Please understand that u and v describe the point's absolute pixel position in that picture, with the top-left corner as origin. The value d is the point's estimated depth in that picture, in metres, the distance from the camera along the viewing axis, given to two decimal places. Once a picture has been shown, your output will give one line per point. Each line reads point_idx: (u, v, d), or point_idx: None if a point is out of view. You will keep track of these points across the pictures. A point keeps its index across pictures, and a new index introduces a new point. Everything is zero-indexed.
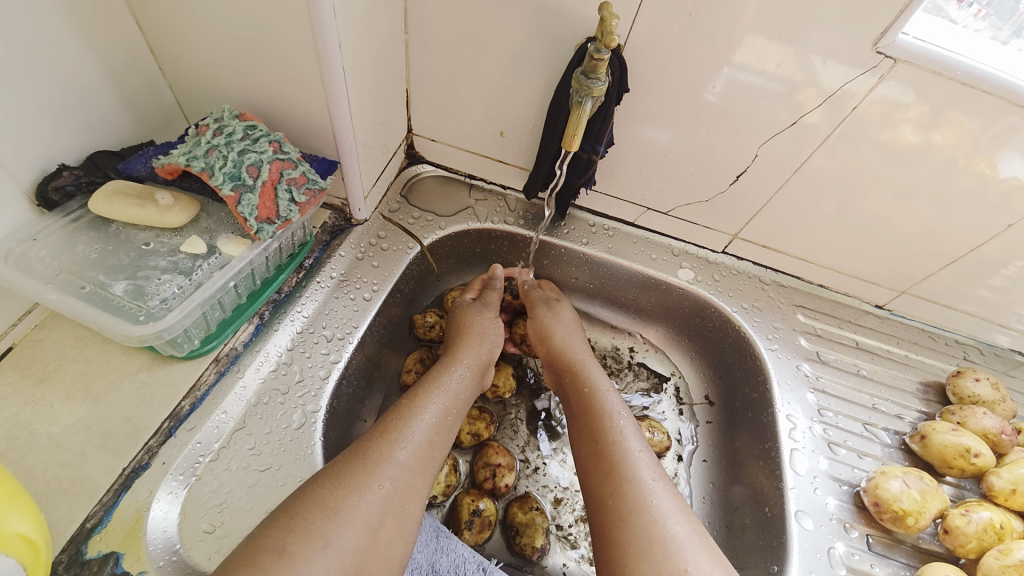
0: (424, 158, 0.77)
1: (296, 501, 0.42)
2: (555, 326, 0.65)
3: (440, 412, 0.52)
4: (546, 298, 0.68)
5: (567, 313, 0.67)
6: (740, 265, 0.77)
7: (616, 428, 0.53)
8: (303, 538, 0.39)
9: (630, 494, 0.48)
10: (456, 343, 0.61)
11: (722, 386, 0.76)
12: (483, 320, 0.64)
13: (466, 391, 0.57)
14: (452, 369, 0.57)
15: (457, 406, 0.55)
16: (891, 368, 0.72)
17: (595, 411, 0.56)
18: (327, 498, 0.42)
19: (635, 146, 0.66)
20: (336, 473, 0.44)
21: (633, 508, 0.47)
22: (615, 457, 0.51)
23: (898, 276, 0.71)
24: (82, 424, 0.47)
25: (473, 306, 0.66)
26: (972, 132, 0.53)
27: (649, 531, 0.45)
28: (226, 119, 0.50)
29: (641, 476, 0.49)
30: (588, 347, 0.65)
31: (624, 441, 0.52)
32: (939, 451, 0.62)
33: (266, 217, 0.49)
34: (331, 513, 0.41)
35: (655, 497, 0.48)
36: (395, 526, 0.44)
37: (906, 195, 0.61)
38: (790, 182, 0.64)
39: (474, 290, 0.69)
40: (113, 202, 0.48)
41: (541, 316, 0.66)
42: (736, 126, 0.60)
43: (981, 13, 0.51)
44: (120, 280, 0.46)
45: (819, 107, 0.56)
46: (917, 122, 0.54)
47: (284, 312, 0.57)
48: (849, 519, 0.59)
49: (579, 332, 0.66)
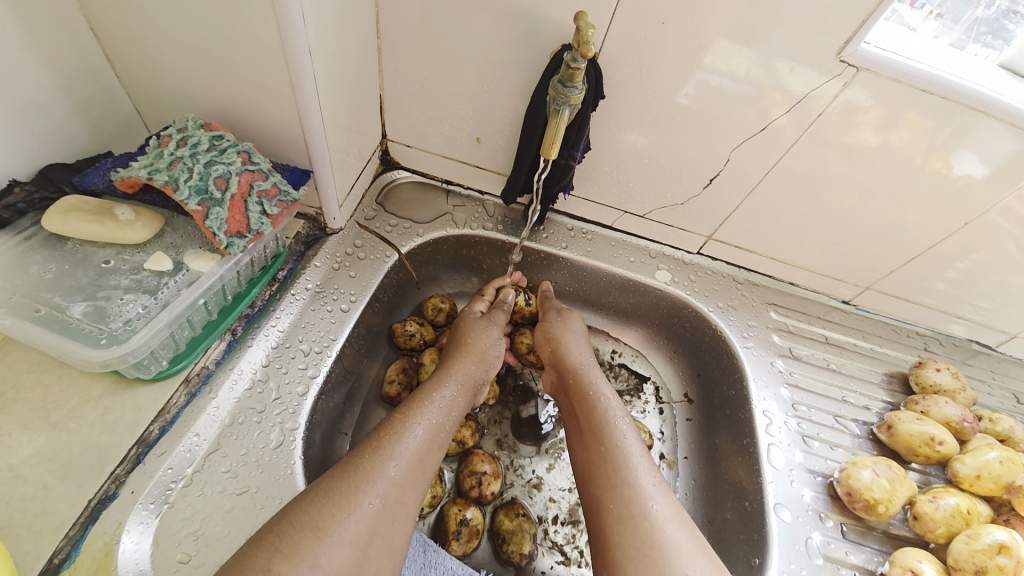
0: (400, 164, 0.75)
1: (284, 520, 0.40)
2: (564, 331, 0.66)
3: (431, 429, 0.52)
4: (558, 306, 0.70)
5: (576, 321, 0.68)
6: (714, 265, 0.79)
7: (618, 433, 0.54)
8: (291, 558, 0.38)
9: (631, 498, 0.49)
10: (454, 357, 0.61)
11: (701, 384, 0.77)
12: (486, 338, 0.64)
13: (458, 408, 0.56)
14: (445, 382, 0.57)
15: (449, 423, 0.54)
16: (858, 361, 0.75)
17: (598, 415, 0.56)
18: (316, 517, 0.41)
19: (610, 151, 0.67)
20: (327, 492, 0.43)
21: (634, 512, 0.48)
22: (617, 462, 0.52)
23: (863, 273, 0.74)
24: (43, 454, 0.44)
25: (479, 321, 0.66)
26: (931, 136, 0.56)
27: (649, 534, 0.46)
28: (190, 128, 0.48)
29: (642, 481, 0.50)
30: (590, 352, 0.66)
31: (626, 447, 0.53)
32: (905, 440, 0.65)
33: (236, 231, 0.47)
34: (320, 533, 0.40)
35: (655, 502, 0.49)
36: (384, 548, 0.43)
37: (868, 195, 0.64)
38: (761, 184, 0.66)
39: (481, 304, 0.70)
40: (68, 218, 0.45)
41: (552, 321, 0.68)
42: (710, 130, 0.61)
43: (932, 14, 0.54)
44: (78, 302, 0.43)
45: (788, 111, 0.57)
46: (876, 125, 0.56)
47: (257, 327, 0.55)
48: (823, 510, 0.61)
49: (584, 339, 0.67)
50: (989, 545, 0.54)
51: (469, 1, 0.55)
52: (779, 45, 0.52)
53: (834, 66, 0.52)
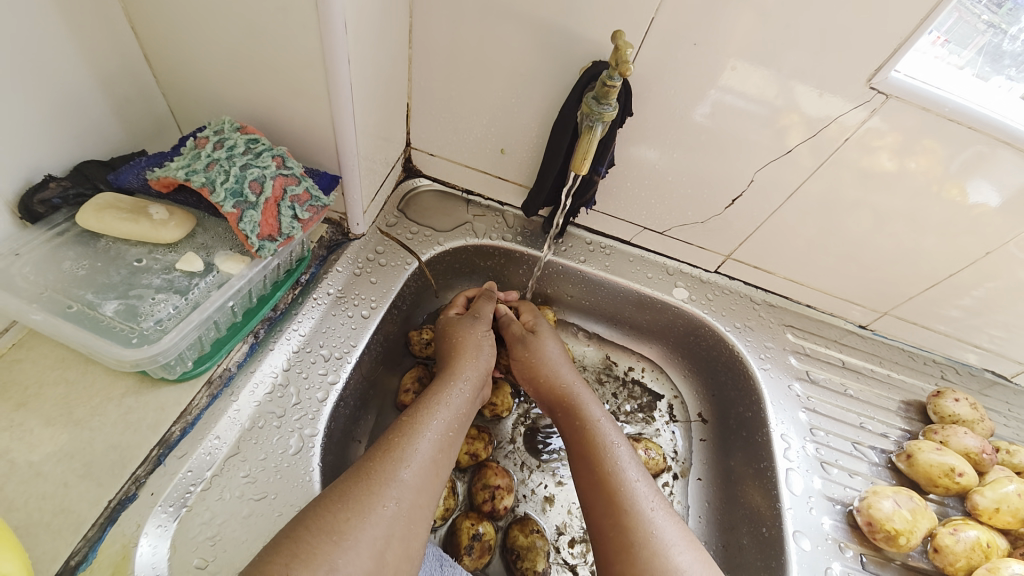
0: (421, 172, 0.76)
1: (300, 525, 0.40)
2: (538, 364, 0.64)
3: (442, 430, 0.51)
4: (522, 335, 0.66)
5: (549, 346, 0.65)
6: (731, 284, 0.78)
7: (613, 458, 0.53)
8: (308, 565, 0.37)
9: (631, 525, 0.48)
10: (455, 358, 0.60)
11: (715, 404, 0.77)
12: (476, 333, 0.63)
13: (467, 403, 0.56)
14: (452, 382, 0.56)
15: (458, 422, 0.53)
16: (875, 387, 0.74)
17: (590, 441, 0.55)
18: (333, 522, 0.40)
19: (631, 168, 0.67)
20: (340, 497, 0.42)
21: (636, 540, 0.47)
22: (614, 488, 0.51)
23: (882, 298, 0.74)
24: (64, 452, 0.43)
25: (466, 320, 0.65)
26: (943, 158, 0.56)
27: (651, 563, 0.45)
28: (227, 131, 0.49)
29: (641, 506, 0.49)
30: (577, 375, 0.64)
31: (622, 472, 0.52)
32: (925, 470, 0.64)
33: (268, 235, 0.47)
34: (335, 538, 0.39)
35: (657, 527, 0.48)
36: (403, 547, 0.43)
37: (885, 220, 0.64)
38: (784, 207, 0.66)
39: (457, 307, 0.68)
40: (103, 216, 0.45)
41: (524, 356, 0.65)
42: (736, 151, 0.61)
43: (937, 41, 0.53)
44: (111, 300, 0.43)
45: (805, 140, 0.58)
46: (891, 148, 0.56)
47: (279, 330, 0.55)
48: (844, 539, 0.60)
49: (565, 358, 0.65)
50: None
51: (503, 16, 0.55)
52: (810, 70, 0.53)
53: (863, 92, 0.53)
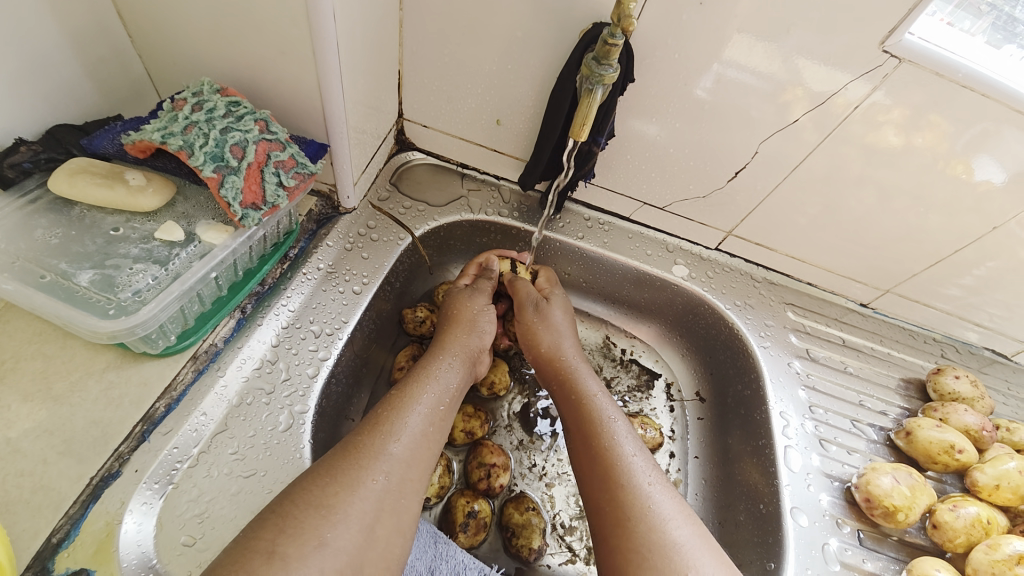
0: (414, 145, 0.73)
1: (287, 501, 0.39)
2: (543, 330, 0.63)
3: (431, 402, 0.50)
4: (535, 299, 0.65)
5: (557, 315, 0.64)
6: (732, 262, 0.76)
7: (610, 433, 0.52)
8: (296, 539, 0.36)
9: (628, 500, 0.47)
10: (447, 331, 0.59)
11: (713, 383, 0.76)
12: (473, 307, 0.61)
13: (457, 378, 0.54)
14: (440, 356, 0.55)
15: (449, 397, 0.52)
16: (875, 365, 0.73)
17: (588, 415, 0.54)
18: (320, 495, 0.39)
19: (630, 141, 0.64)
20: (328, 470, 0.41)
21: (632, 515, 0.46)
22: (611, 463, 0.50)
23: (886, 277, 0.72)
24: (43, 428, 0.42)
25: (466, 292, 0.63)
26: (948, 135, 0.54)
27: (648, 538, 0.44)
28: (206, 93, 0.46)
29: (638, 481, 0.48)
30: (577, 347, 0.63)
31: (619, 446, 0.51)
32: (924, 447, 0.64)
33: (251, 203, 0.45)
34: (325, 511, 0.38)
35: (654, 502, 0.47)
36: (393, 521, 0.41)
37: (888, 197, 0.61)
38: (785, 182, 0.63)
39: (467, 276, 0.66)
40: (76, 181, 0.43)
41: (531, 321, 0.63)
42: (740, 122, 0.58)
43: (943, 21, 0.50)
44: (86, 270, 0.41)
45: (806, 114, 0.56)
46: (898, 124, 0.54)
47: (267, 306, 0.53)
48: (841, 515, 0.60)
49: (569, 329, 0.64)
50: (1009, 556, 0.54)
51: None
52: (820, 34, 0.50)
53: (876, 56, 0.50)
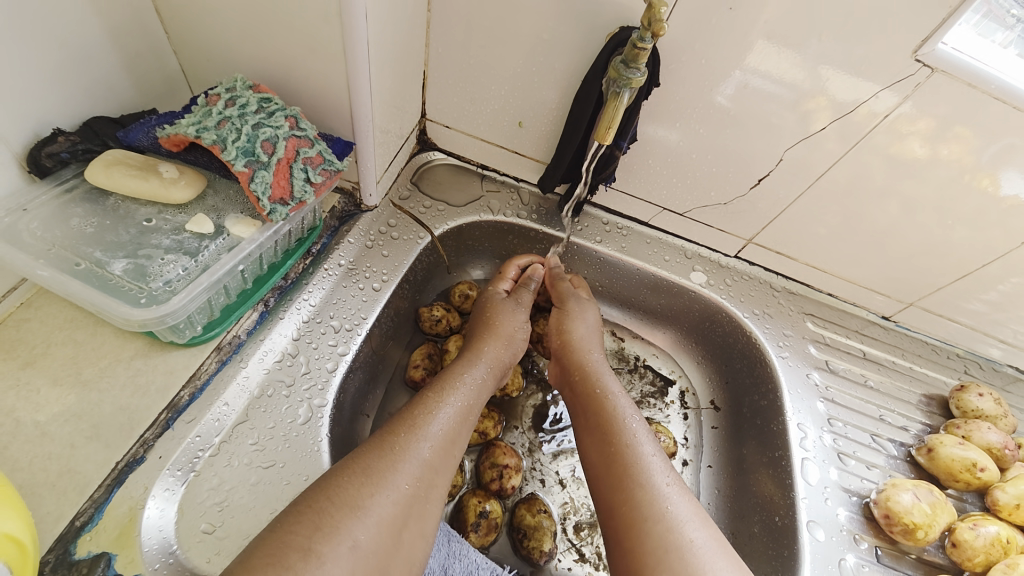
0: (436, 145, 0.73)
1: (324, 496, 0.39)
2: (575, 323, 0.64)
3: (461, 410, 0.50)
4: (576, 293, 0.67)
5: (591, 315, 0.65)
6: (751, 270, 0.75)
7: (629, 432, 0.52)
8: (331, 539, 0.36)
9: (645, 500, 0.46)
10: (482, 338, 0.59)
11: (729, 392, 0.75)
12: (513, 321, 0.62)
13: (487, 390, 0.55)
14: (476, 362, 0.55)
15: (477, 405, 0.53)
16: (896, 380, 0.72)
17: (607, 412, 0.54)
18: (355, 495, 0.39)
19: (652, 147, 0.64)
20: (365, 469, 0.41)
21: (649, 515, 0.45)
22: (629, 462, 0.49)
23: (909, 289, 0.70)
24: (71, 413, 0.43)
25: (506, 303, 0.63)
26: (976, 148, 0.53)
27: (665, 539, 0.44)
28: (239, 89, 0.47)
29: (656, 482, 0.48)
30: (600, 349, 0.63)
31: (637, 445, 0.51)
32: (945, 464, 0.62)
33: (279, 197, 0.46)
34: (359, 512, 0.39)
35: (671, 503, 0.46)
36: (418, 528, 0.42)
37: (913, 208, 0.60)
38: (807, 192, 0.63)
39: (506, 283, 0.66)
40: (112, 172, 0.44)
41: (568, 308, 0.65)
42: (764, 129, 0.58)
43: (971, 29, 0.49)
44: (120, 259, 0.42)
45: (830, 124, 0.55)
46: (923, 135, 0.53)
47: (290, 300, 0.54)
48: (858, 531, 0.59)
49: (598, 333, 0.64)
50: None
51: None
52: (848, 43, 0.49)
53: (907, 65, 0.49)
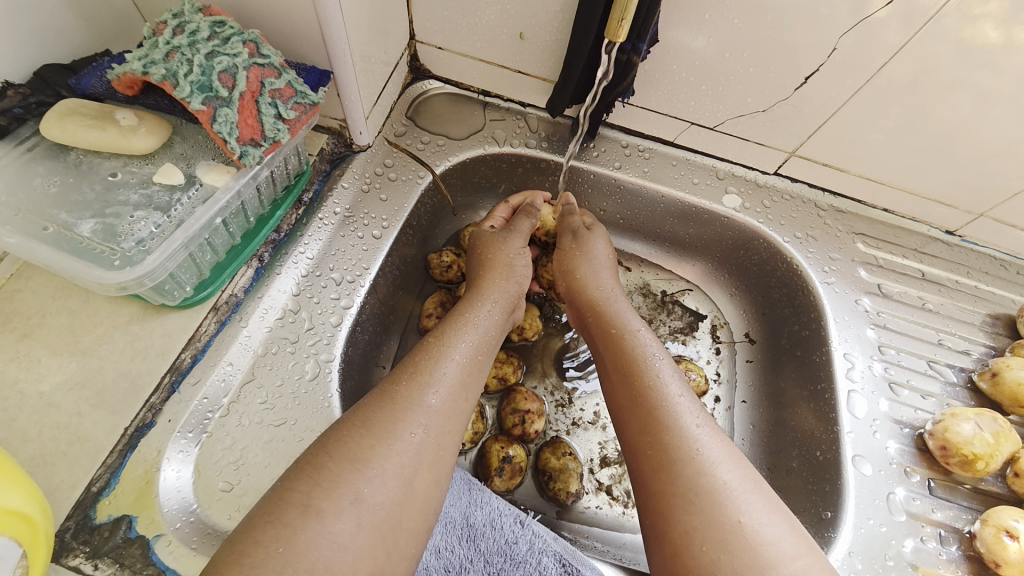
0: (430, 72, 0.66)
1: (323, 451, 0.37)
2: (579, 261, 0.58)
3: (469, 352, 0.46)
4: (575, 227, 0.60)
5: (598, 246, 0.59)
6: (794, 188, 0.66)
7: (652, 372, 0.46)
8: (331, 494, 0.34)
9: (672, 443, 0.40)
10: (481, 276, 0.55)
11: (766, 324, 0.69)
12: (508, 249, 0.57)
13: (496, 327, 0.51)
14: (480, 303, 0.51)
15: (488, 344, 0.49)
16: (960, 300, 0.64)
17: (626, 351, 0.48)
18: (355, 448, 0.37)
19: (675, 50, 0.54)
20: (363, 421, 0.39)
21: (677, 458, 0.39)
22: (652, 403, 0.43)
23: (984, 199, 0.60)
24: (75, 381, 0.42)
25: (497, 235, 0.58)
26: None
27: (695, 481, 0.38)
28: (188, 14, 0.41)
29: (683, 424, 0.42)
30: (615, 283, 0.58)
31: (662, 385, 0.45)
32: (1012, 390, 0.56)
33: (250, 138, 0.41)
34: (360, 465, 0.36)
35: (702, 445, 0.40)
36: (430, 473, 0.39)
37: (990, 104, 0.50)
38: (862, 92, 0.52)
39: (496, 218, 0.61)
40: (66, 124, 0.40)
41: (568, 248, 0.59)
42: (811, 14, 0.47)
43: None
44: (87, 219, 0.39)
45: (890, 3, 0.45)
46: (1000, 16, 0.43)
47: (285, 253, 0.51)
48: (910, 463, 0.55)
49: (608, 267, 0.58)
50: None
51: None
52: None
53: None
